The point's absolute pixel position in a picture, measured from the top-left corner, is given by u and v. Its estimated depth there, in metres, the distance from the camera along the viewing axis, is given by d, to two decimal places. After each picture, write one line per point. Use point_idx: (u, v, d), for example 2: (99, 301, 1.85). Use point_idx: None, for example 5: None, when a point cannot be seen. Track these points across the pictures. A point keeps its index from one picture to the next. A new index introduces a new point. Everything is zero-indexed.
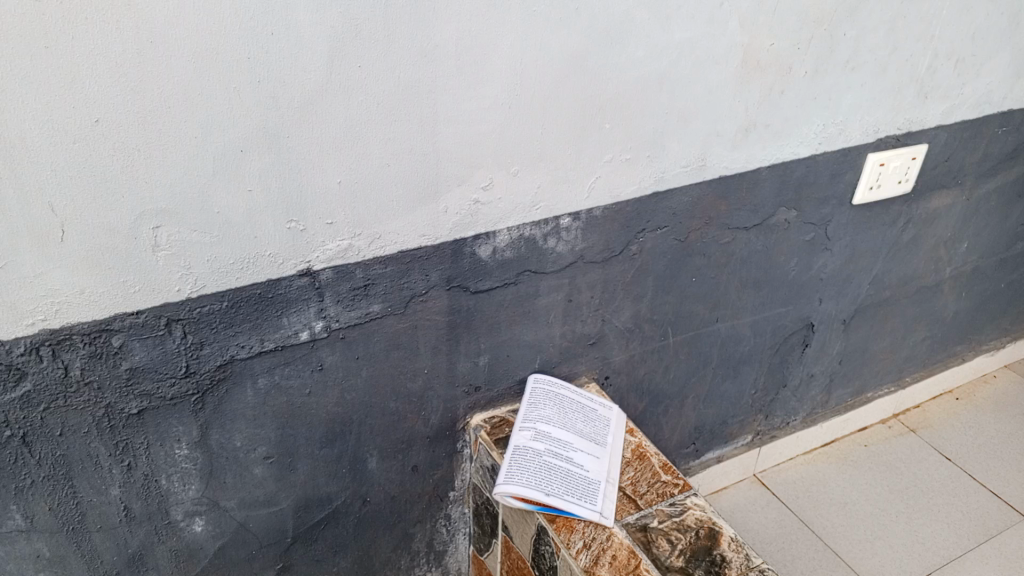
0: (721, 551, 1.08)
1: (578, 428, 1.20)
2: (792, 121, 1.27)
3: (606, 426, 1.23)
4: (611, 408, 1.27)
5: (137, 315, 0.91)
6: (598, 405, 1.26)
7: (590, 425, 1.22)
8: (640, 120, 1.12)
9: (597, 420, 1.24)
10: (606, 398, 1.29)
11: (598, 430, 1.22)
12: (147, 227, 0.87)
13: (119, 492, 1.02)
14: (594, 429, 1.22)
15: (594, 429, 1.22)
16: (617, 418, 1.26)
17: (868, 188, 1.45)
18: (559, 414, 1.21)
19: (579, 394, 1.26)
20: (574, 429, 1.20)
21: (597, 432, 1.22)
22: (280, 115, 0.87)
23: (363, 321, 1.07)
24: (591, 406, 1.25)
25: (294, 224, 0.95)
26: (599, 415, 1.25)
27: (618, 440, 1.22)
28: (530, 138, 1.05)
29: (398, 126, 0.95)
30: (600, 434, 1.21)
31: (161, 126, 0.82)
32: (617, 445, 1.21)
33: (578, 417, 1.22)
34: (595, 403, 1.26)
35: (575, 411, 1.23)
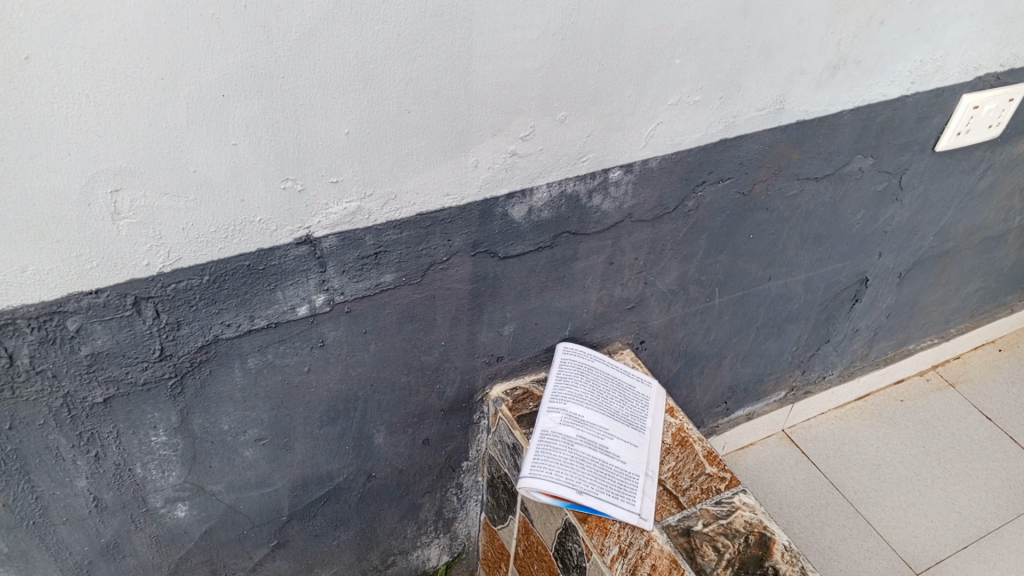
0: (774, 563, 0.95)
1: (613, 409, 1.07)
2: (888, 56, 1.06)
3: (643, 406, 1.10)
4: (649, 385, 1.13)
5: (97, 294, 0.74)
6: (635, 381, 1.12)
7: (626, 406, 1.08)
8: (716, 56, 0.91)
9: (634, 400, 1.10)
10: (644, 371, 1.15)
11: (635, 411, 1.08)
12: (103, 191, 0.68)
13: (86, 483, 0.88)
14: (631, 410, 1.08)
15: (631, 411, 1.08)
16: (656, 397, 1.12)
17: (955, 133, 1.25)
18: (591, 392, 1.07)
19: (615, 368, 1.12)
20: (608, 411, 1.06)
21: (634, 414, 1.08)
22: (273, 50, 0.67)
23: (372, 292, 0.90)
24: (627, 382, 1.11)
25: (291, 183, 0.76)
26: (636, 393, 1.11)
27: (656, 423, 1.09)
28: (584, 77, 0.84)
29: (424, 62, 0.74)
30: (637, 416, 1.08)
31: (114, 64, 0.61)
32: (656, 430, 1.08)
33: (613, 396, 1.08)
34: (632, 378, 1.12)
35: (610, 389, 1.09)
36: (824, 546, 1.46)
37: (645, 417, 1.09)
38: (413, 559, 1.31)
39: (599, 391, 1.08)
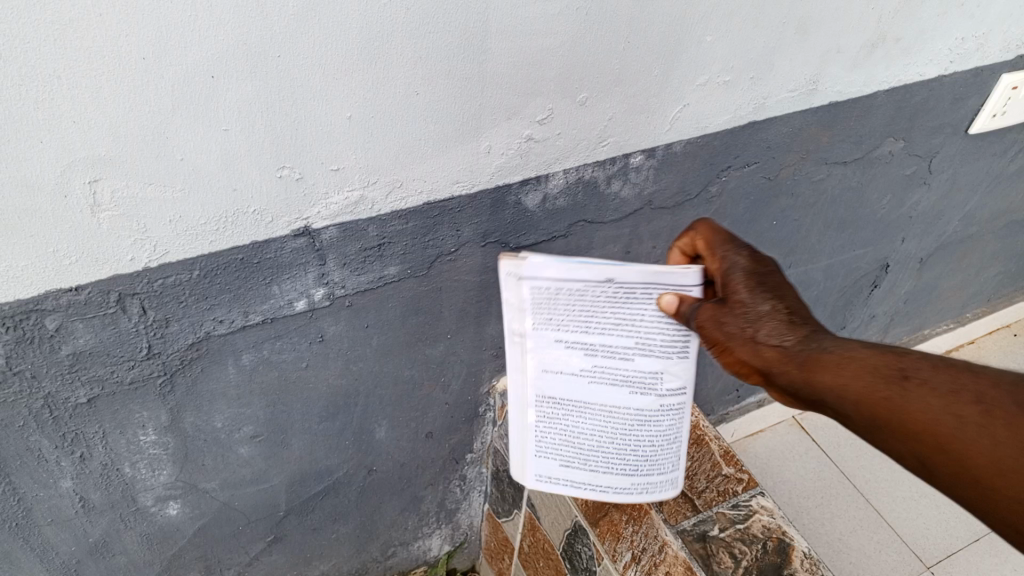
0: (793, 570, 0.90)
1: (590, 405, 0.77)
2: (929, 33, 0.98)
3: (544, 429, 0.81)
4: (552, 471, 0.84)
5: (77, 291, 0.67)
6: (581, 478, 0.82)
7: (575, 429, 0.79)
8: (749, 33, 0.83)
9: (556, 434, 0.81)
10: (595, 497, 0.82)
11: (558, 412, 0.79)
12: (80, 181, 0.61)
13: (72, 484, 0.83)
14: (557, 414, 0.79)
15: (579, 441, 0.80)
16: (532, 447, 0.83)
17: (990, 115, 1.18)
18: (636, 428, 0.77)
19: (615, 491, 0.81)
20: (598, 398, 0.76)
21: (554, 411, 0.79)
22: (269, 26, 0.59)
23: (375, 286, 0.84)
24: (590, 469, 0.81)
25: (287, 171, 0.70)
26: (562, 450, 0.82)
27: (521, 408, 0.80)
28: (607, 54, 0.77)
29: (433, 38, 0.67)
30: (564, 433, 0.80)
31: (89, 39, 0.54)
32: (525, 399, 0.80)
33: (597, 437, 0.79)
34: (586, 480, 0.82)
35: (607, 449, 0.79)
36: (834, 538, 1.45)
37: (535, 414, 0.80)
38: (414, 549, 1.29)
39: (627, 433, 0.78)
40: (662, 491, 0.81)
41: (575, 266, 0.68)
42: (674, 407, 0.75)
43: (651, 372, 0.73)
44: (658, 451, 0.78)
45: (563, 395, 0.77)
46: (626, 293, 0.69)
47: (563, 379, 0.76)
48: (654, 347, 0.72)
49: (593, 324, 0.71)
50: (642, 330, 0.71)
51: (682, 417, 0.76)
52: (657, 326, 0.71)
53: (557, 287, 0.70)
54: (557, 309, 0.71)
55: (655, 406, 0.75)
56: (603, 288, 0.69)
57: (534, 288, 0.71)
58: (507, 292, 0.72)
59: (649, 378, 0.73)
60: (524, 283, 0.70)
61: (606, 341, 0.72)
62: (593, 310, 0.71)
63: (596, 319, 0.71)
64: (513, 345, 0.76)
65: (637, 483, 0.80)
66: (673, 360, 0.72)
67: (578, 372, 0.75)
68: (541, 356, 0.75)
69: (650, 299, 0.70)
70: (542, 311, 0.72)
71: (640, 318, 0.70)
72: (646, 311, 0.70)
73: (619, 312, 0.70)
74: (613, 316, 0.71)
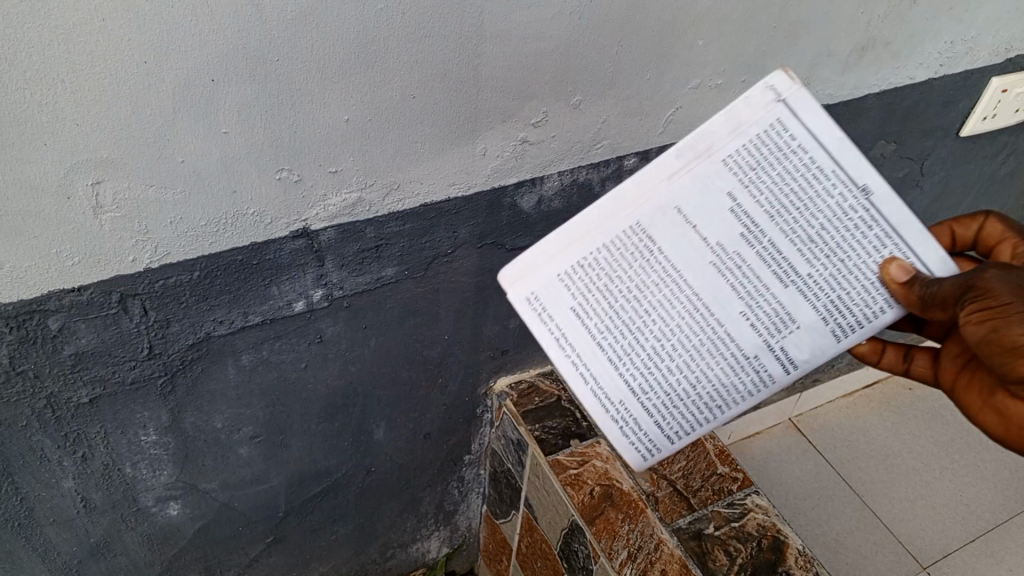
0: (787, 567, 0.91)
1: (684, 276, 0.65)
2: (918, 37, 1.00)
3: (592, 261, 0.67)
4: (543, 309, 0.68)
5: (80, 292, 0.69)
6: (576, 349, 0.67)
7: (637, 299, 0.66)
8: (740, 36, 0.85)
9: (598, 276, 0.67)
10: (569, 381, 0.67)
11: (631, 249, 0.66)
12: (83, 183, 0.62)
13: (73, 484, 0.84)
14: (625, 258, 0.66)
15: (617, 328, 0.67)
16: (560, 267, 0.68)
17: (981, 118, 1.20)
18: (697, 351, 0.65)
19: (596, 391, 0.67)
20: (703, 276, 0.64)
21: (635, 251, 0.66)
22: (268, 30, 0.61)
23: (373, 286, 0.86)
24: (593, 349, 0.67)
25: (286, 173, 0.71)
26: (591, 305, 0.67)
27: (595, 221, 0.67)
28: (600, 58, 0.78)
29: (429, 42, 0.68)
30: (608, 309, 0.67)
31: (93, 44, 0.55)
32: (615, 214, 0.66)
33: (647, 322, 0.66)
34: (576, 356, 0.67)
35: (644, 346, 0.66)
36: (830, 538, 1.46)
37: (609, 236, 0.66)
38: (413, 551, 1.30)
39: (684, 347, 0.65)
40: (627, 444, 0.67)
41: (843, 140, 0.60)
42: (764, 373, 0.65)
43: (789, 306, 0.63)
44: (681, 404, 0.66)
45: (661, 243, 0.65)
46: (875, 223, 0.61)
47: (688, 226, 0.64)
48: (822, 299, 0.63)
49: (802, 216, 0.61)
50: (833, 269, 0.62)
51: (749, 392, 0.66)
52: (854, 280, 0.63)
53: (801, 141, 0.60)
54: (770, 168, 0.61)
55: (752, 348, 0.65)
56: (859, 198, 0.61)
57: (785, 128, 0.61)
58: (741, 101, 0.62)
59: (782, 316, 0.64)
60: (774, 110, 0.61)
61: (788, 240, 0.62)
62: (818, 200, 0.61)
63: (811, 214, 0.61)
64: (674, 156, 0.64)
65: (624, 409, 0.66)
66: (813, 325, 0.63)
67: (719, 235, 0.63)
68: (700, 190, 0.63)
69: (881, 250, 0.62)
70: (754, 152, 0.62)
71: (849, 256, 0.62)
72: (866, 259, 0.62)
73: (833, 231, 0.61)
74: (827, 226, 0.61)
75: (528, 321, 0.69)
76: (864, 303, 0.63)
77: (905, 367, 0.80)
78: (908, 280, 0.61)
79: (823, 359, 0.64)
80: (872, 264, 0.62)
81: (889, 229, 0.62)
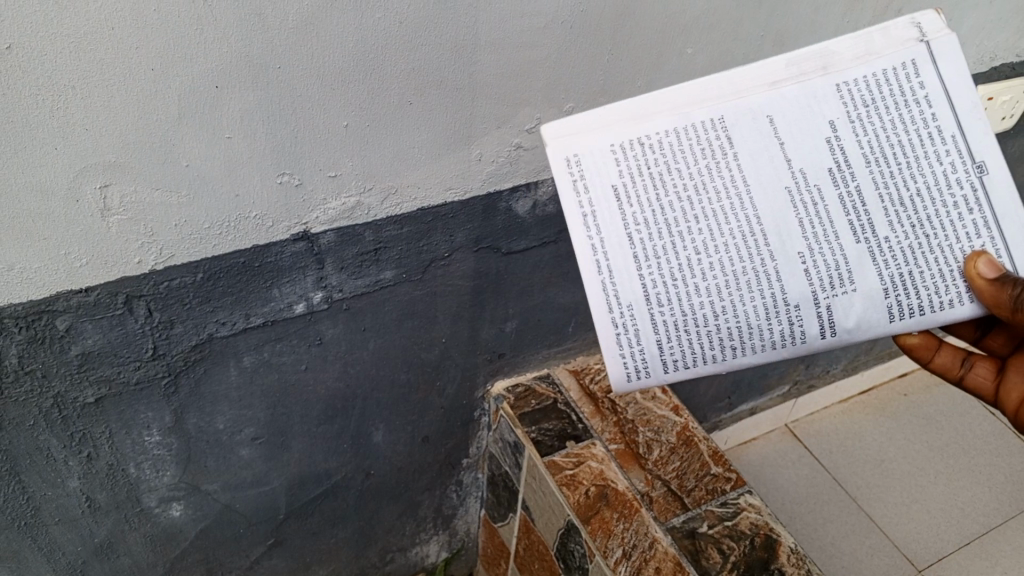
0: (779, 565, 0.93)
1: (750, 191, 0.68)
2: None
3: (656, 142, 0.69)
4: (581, 176, 0.68)
5: (87, 293, 0.71)
6: (600, 232, 0.68)
7: (689, 203, 0.68)
8: (728, 45, 0.87)
9: (653, 165, 0.69)
10: (582, 260, 0.68)
11: (704, 144, 0.69)
12: (90, 187, 0.64)
13: (79, 484, 0.85)
14: (693, 156, 0.69)
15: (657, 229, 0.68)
16: (619, 140, 0.69)
17: None
18: (731, 279, 0.68)
19: (609, 284, 0.68)
20: (772, 194, 0.68)
21: (706, 145, 0.69)
22: (270, 38, 0.63)
23: (372, 289, 0.88)
24: (621, 240, 0.68)
25: (287, 177, 0.73)
26: (633, 191, 0.68)
27: (699, 96, 0.69)
28: (592, 66, 0.81)
29: (425, 50, 0.71)
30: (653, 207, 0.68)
31: (103, 52, 0.58)
32: (707, 102, 0.69)
33: (689, 232, 0.68)
34: (598, 242, 0.68)
35: (680, 255, 0.68)
36: (826, 543, 1.47)
37: (687, 121, 0.69)
38: (412, 555, 1.31)
39: (720, 269, 0.68)
40: (617, 358, 0.69)
41: (973, 113, 0.67)
42: (795, 323, 0.68)
43: (851, 257, 0.67)
44: (690, 333, 0.69)
45: (739, 149, 0.68)
46: (979, 209, 0.67)
47: (777, 140, 0.68)
48: (892, 268, 0.68)
49: (908, 172, 0.68)
50: (915, 237, 0.68)
51: (770, 338, 0.69)
52: (933, 261, 0.68)
53: (926, 94, 0.67)
54: (879, 119, 0.68)
55: (798, 297, 0.68)
56: (971, 174, 0.67)
57: (918, 75, 0.68)
58: (888, 34, 0.69)
59: (842, 270, 0.67)
60: (915, 51, 0.68)
61: (880, 190, 0.68)
62: (925, 161, 0.67)
63: (913, 174, 0.67)
64: (792, 65, 0.69)
65: (628, 315, 0.68)
66: (871, 290, 0.68)
67: (810, 161, 0.68)
68: (809, 104, 0.68)
69: (973, 240, 0.67)
70: (877, 89, 0.68)
71: (934, 232, 0.68)
72: (956, 242, 0.67)
73: (924, 203, 0.67)
74: (922, 192, 0.67)
75: (561, 180, 0.69)
76: (933, 289, 0.68)
77: (962, 373, 0.86)
78: (996, 277, 0.65)
79: (857, 328, 0.68)
80: (960, 251, 0.67)
81: (991, 223, 0.67)
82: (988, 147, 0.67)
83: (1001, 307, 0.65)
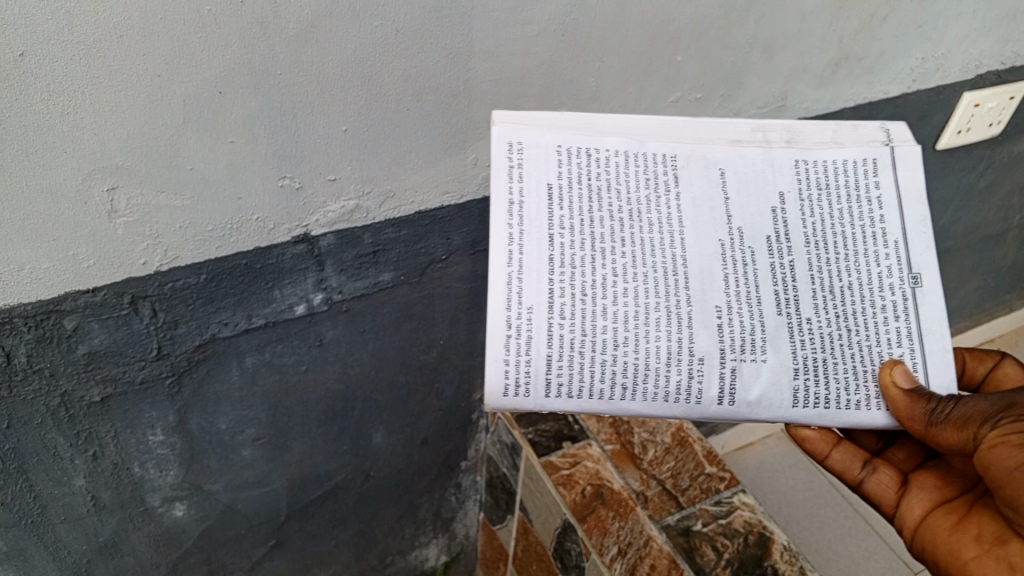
0: (773, 562, 0.94)
1: (683, 232, 0.68)
2: (889, 54, 1.05)
3: (602, 159, 0.69)
4: (519, 165, 0.67)
5: (94, 293, 0.73)
6: (522, 225, 0.66)
7: (610, 233, 0.67)
8: (717, 52, 0.90)
9: (593, 178, 0.68)
10: (494, 245, 0.65)
11: (652, 175, 0.69)
12: (99, 189, 0.67)
13: (84, 482, 0.87)
14: (637, 184, 0.68)
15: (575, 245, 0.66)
16: (567, 142, 0.69)
17: (956, 131, 1.25)
18: (641, 311, 0.65)
19: (514, 278, 0.64)
20: (705, 241, 0.68)
21: (648, 174, 0.69)
22: (272, 46, 0.65)
23: (370, 291, 0.90)
24: (541, 239, 0.66)
25: (288, 181, 0.75)
26: (567, 196, 0.67)
27: (655, 132, 0.70)
28: (583, 73, 0.83)
29: (422, 57, 0.73)
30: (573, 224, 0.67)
31: (113, 59, 0.60)
32: (663, 138, 0.70)
33: (611, 254, 0.67)
34: (517, 234, 0.65)
35: (595, 274, 0.66)
36: (823, 546, 1.48)
37: (640, 149, 0.69)
38: (412, 559, 1.33)
39: (634, 298, 0.66)
40: (498, 362, 0.64)
41: (921, 224, 0.69)
42: (690, 379, 0.66)
43: (768, 324, 0.67)
44: (581, 357, 0.65)
45: (682, 190, 0.69)
46: (906, 317, 0.69)
47: (722, 192, 0.69)
48: (807, 350, 0.67)
49: (845, 264, 0.69)
50: (837, 327, 0.68)
51: (663, 387, 0.65)
52: (847, 354, 0.68)
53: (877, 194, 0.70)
54: (827, 205, 0.70)
55: (704, 351, 0.66)
56: (906, 281, 0.69)
57: (875, 175, 0.71)
58: (858, 130, 0.72)
59: (756, 337, 0.67)
60: (879, 151, 0.71)
61: (812, 271, 0.69)
62: (862, 258, 0.69)
63: (848, 269, 0.69)
64: (758, 130, 0.71)
65: (527, 317, 0.64)
66: (779, 365, 0.67)
67: (750, 223, 0.69)
68: (766, 170, 0.70)
69: (893, 348, 0.69)
70: (836, 175, 0.70)
71: (857, 328, 0.68)
72: (877, 345, 0.68)
73: (852, 302, 0.69)
74: (852, 286, 0.69)
75: (498, 160, 0.67)
76: (842, 384, 0.68)
77: (862, 477, 0.79)
78: (911, 389, 0.66)
79: (749, 402, 0.67)
80: (879, 355, 0.68)
81: (915, 335, 0.69)
82: (926, 261, 0.69)
83: (913, 421, 0.66)
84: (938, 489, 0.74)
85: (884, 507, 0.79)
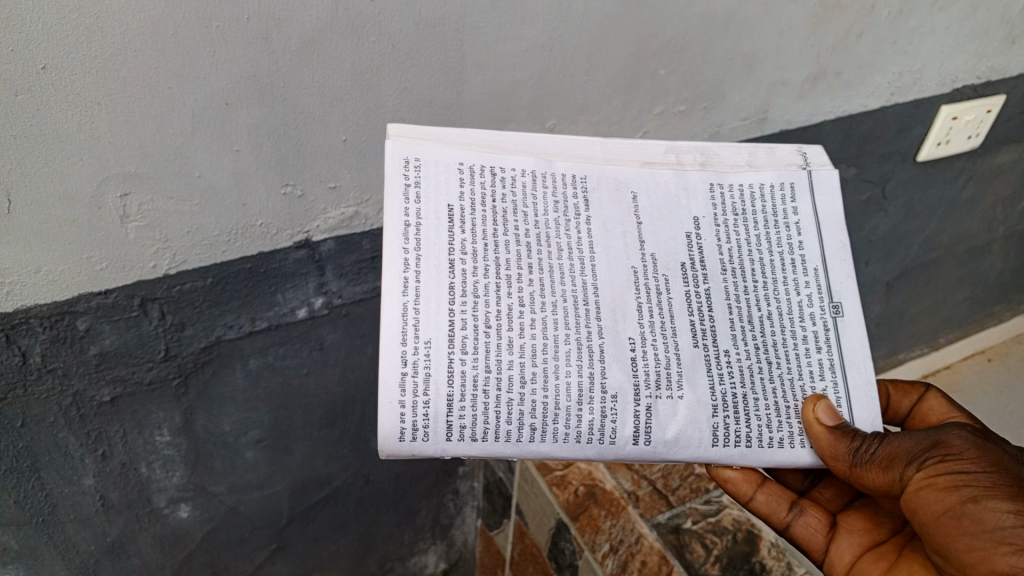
0: (761, 558, 0.95)
1: (595, 258, 0.67)
2: (866, 69, 1.10)
3: (507, 178, 0.67)
4: (416, 182, 0.64)
5: (106, 295, 0.77)
6: (418, 248, 0.62)
7: (513, 261, 0.65)
8: (699, 67, 0.95)
9: (499, 199, 0.66)
10: (388, 271, 0.61)
11: (561, 197, 0.68)
12: (113, 196, 0.71)
13: (93, 482, 0.90)
14: (544, 206, 0.68)
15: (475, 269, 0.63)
16: (467, 161, 0.66)
17: (935, 143, 1.29)
18: (550, 345, 0.64)
19: (410, 309, 0.60)
20: (617, 269, 0.67)
21: (559, 197, 0.68)
22: (274, 60, 0.70)
23: (369, 295, 0.95)
24: (440, 264, 0.62)
25: (290, 189, 0.80)
26: (468, 217, 0.65)
27: (566, 153, 0.70)
28: (571, 86, 0.88)
29: (417, 71, 0.78)
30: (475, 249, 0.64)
31: (127, 72, 0.64)
32: (572, 159, 0.70)
33: (516, 281, 0.64)
34: (413, 259, 0.62)
35: (501, 302, 0.63)
36: None
37: (550, 170, 0.69)
38: (411, 565, 1.35)
39: (542, 330, 0.64)
40: (392, 405, 0.60)
41: (838, 251, 0.72)
42: (604, 415, 0.64)
43: (685, 358, 0.67)
44: (485, 397, 0.61)
45: (592, 215, 0.68)
46: (829, 350, 0.70)
47: (635, 218, 0.69)
48: (725, 385, 0.68)
49: (764, 292, 0.71)
50: (757, 360, 0.69)
51: (576, 426, 0.63)
52: (767, 388, 0.69)
53: (795, 221, 0.73)
54: (743, 231, 0.72)
55: (617, 387, 0.64)
56: (827, 311, 0.71)
57: (793, 200, 0.73)
58: (774, 154, 0.75)
59: (673, 371, 0.66)
60: (796, 174, 0.73)
61: (731, 301, 0.70)
62: (781, 287, 0.71)
63: (767, 299, 0.71)
64: (671, 152, 0.72)
65: (422, 354, 0.60)
66: (698, 401, 0.67)
67: (665, 249, 0.69)
68: (679, 194, 0.71)
69: (817, 382, 0.70)
70: (753, 201, 0.73)
71: (778, 361, 0.70)
72: (800, 379, 0.70)
73: (771, 334, 0.70)
74: (770, 316, 0.70)
75: (393, 176, 0.63)
76: (764, 421, 0.68)
77: (789, 520, 0.79)
78: (834, 425, 0.67)
79: (665, 440, 0.66)
80: (802, 390, 0.69)
81: (838, 367, 0.70)
82: (846, 290, 0.71)
83: (837, 460, 0.67)
84: (867, 533, 0.75)
85: (813, 552, 0.79)
